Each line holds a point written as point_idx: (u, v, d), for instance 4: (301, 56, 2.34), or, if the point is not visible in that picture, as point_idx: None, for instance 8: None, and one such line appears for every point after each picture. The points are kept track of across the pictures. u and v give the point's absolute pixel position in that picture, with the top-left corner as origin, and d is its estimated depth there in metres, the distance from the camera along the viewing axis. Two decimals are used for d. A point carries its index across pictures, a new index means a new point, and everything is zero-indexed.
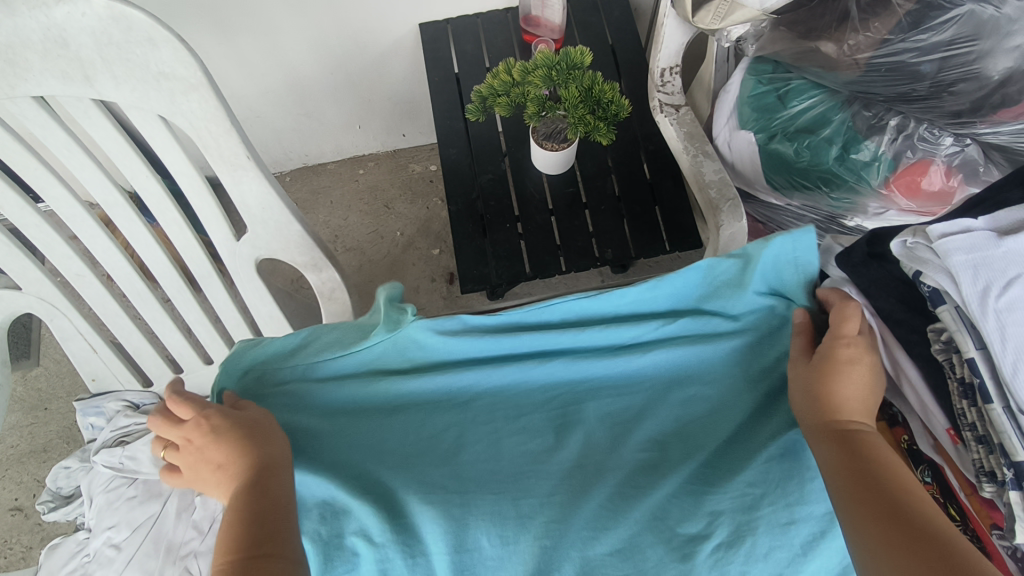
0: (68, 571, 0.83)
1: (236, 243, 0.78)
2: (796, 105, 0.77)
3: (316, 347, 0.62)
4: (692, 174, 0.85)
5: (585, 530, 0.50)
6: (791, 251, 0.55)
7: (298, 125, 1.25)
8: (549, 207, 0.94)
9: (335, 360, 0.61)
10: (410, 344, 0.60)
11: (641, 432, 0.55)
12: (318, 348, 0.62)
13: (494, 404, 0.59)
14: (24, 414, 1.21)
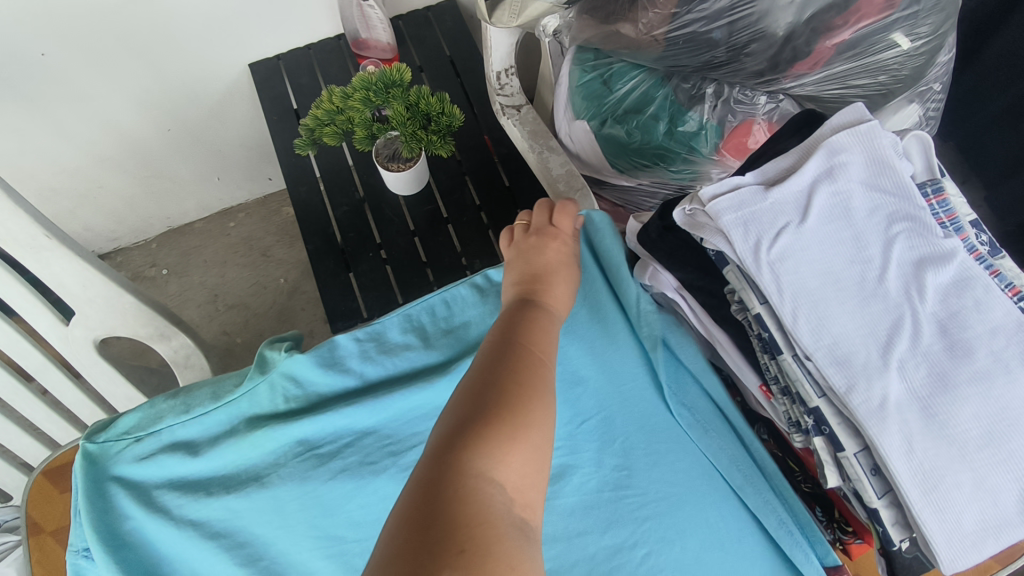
0: None
1: (65, 327, 0.72)
2: (621, 87, 0.78)
3: (189, 404, 0.57)
4: (541, 170, 0.85)
5: None
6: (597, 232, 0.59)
7: (151, 188, 1.18)
8: (410, 228, 0.91)
9: (204, 418, 0.55)
10: (285, 385, 0.56)
11: None
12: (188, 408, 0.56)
13: (374, 438, 0.54)
14: None
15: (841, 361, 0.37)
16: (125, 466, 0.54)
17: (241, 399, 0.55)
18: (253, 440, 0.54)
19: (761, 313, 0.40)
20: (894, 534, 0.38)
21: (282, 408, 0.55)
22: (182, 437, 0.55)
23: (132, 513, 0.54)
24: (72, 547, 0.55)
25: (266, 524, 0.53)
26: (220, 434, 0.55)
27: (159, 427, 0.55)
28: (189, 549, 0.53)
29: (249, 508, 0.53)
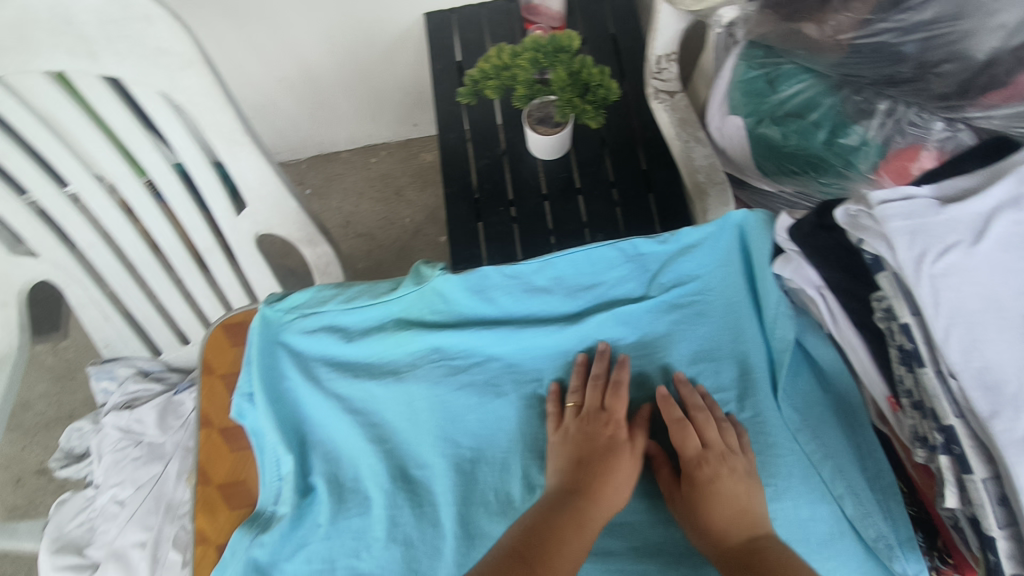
0: (74, 525, 0.86)
1: (236, 217, 0.82)
2: (786, 89, 0.76)
3: (346, 296, 0.63)
4: (683, 159, 0.85)
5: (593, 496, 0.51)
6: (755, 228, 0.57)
7: (313, 114, 1.29)
8: (543, 192, 0.95)
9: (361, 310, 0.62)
10: (433, 297, 0.61)
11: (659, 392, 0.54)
12: (345, 300, 0.63)
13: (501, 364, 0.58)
14: (52, 383, 1.29)
15: (989, 387, 0.37)
16: (292, 335, 0.63)
17: (395, 302, 0.61)
18: (399, 339, 0.59)
19: (908, 323, 0.41)
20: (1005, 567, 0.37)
21: (427, 319, 0.61)
22: (340, 322, 0.62)
23: (290, 375, 0.61)
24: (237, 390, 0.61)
25: (394, 415, 0.58)
26: (371, 328, 0.62)
27: (323, 308, 0.63)
28: (325, 419, 0.60)
29: (385, 394, 0.58)
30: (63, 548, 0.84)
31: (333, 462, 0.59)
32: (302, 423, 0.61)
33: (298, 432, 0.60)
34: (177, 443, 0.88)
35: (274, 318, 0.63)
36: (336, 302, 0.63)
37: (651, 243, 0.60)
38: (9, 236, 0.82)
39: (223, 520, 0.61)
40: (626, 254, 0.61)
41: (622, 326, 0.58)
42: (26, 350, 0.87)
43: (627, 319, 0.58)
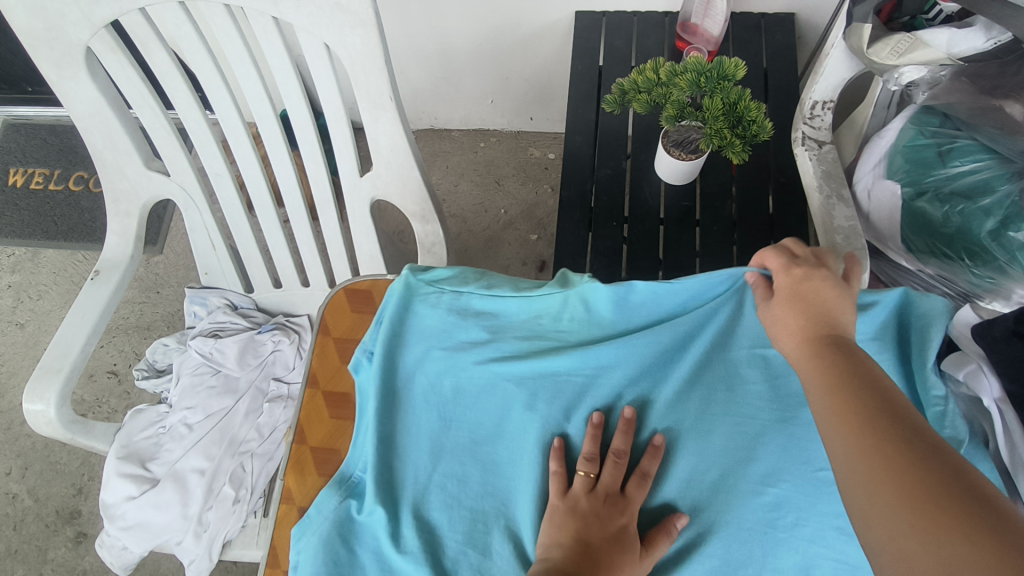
0: (142, 437, 0.86)
1: (358, 178, 0.83)
2: (957, 166, 0.70)
3: (489, 283, 0.62)
4: (821, 215, 0.80)
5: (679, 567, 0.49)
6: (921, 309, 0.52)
7: (437, 88, 1.30)
8: (660, 217, 0.92)
9: (501, 302, 0.60)
10: (579, 308, 0.58)
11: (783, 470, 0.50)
12: (486, 288, 0.61)
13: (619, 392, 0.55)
14: (139, 292, 1.34)
15: None
16: (425, 308, 0.61)
17: (535, 301, 0.59)
18: (528, 342, 0.58)
19: None
20: None
21: (562, 326, 0.59)
22: (473, 306, 0.60)
23: (408, 347, 0.61)
24: (360, 346, 0.64)
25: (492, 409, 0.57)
26: (504, 320, 0.60)
27: (463, 289, 0.61)
28: (429, 398, 0.59)
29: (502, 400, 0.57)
30: (128, 457, 0.84)
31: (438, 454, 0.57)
32: (403, 395, 0.60)
33: (396, 402, 0.60)
34: (251, 382, 0.91)
35: (415, 287, 0.62)
36: (478, 286, 0.61)
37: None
38: (147, 149, 0.85)
39: (309, 484, 0.65)
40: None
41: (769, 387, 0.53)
42: (136, 261, 0.89)
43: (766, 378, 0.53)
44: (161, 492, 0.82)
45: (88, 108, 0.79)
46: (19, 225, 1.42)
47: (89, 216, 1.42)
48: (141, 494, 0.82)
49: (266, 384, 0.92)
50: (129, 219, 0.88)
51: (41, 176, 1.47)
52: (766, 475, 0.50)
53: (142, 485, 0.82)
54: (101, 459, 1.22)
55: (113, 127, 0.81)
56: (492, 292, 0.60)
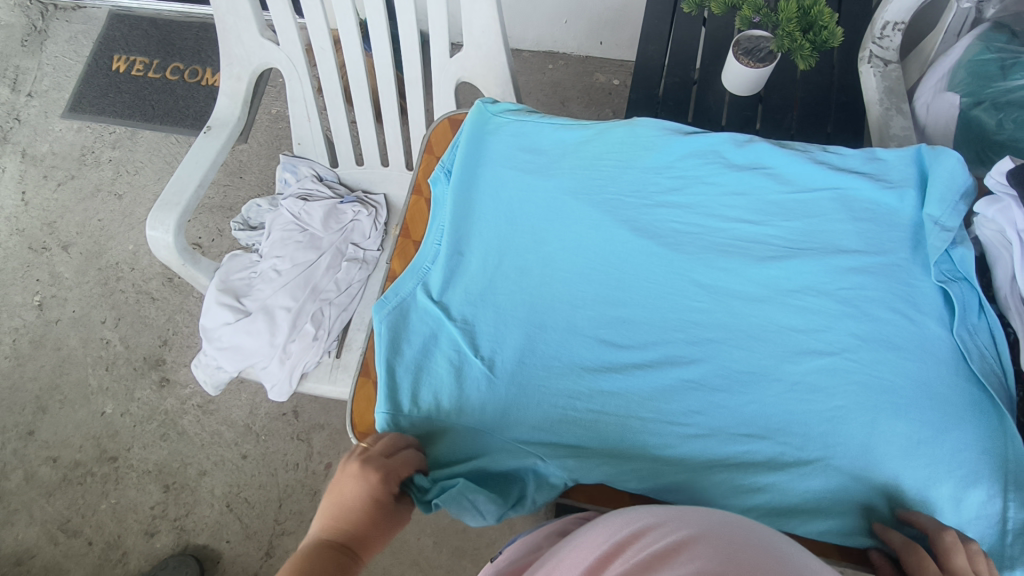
0: (237, 276, 0.98)
1: (448, 59, 0.91)
2: (1017, 79, 0.74)
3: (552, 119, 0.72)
4: (878, 125, 0.85)
5: (715, 371, 0.56)
6: (932, 152, 0.61)
7: (515, 5, 1.35)
8: (721, 123, 0.97)
9: (562, 131, 0.71)
10: (637, 136, 0.69)
11: (808, 284, 0.58)
12: (550, 122, 0.72)
13: (668, 209, 0.65)
14: (224, 176, 1.45)
15: None
16: (494, 131, 0.72)
17: (590, 130, 0.70)
18: (589, 162, 0.69)
19: None
20: None
21: (622, 151, 0.69)
22: (543, 131, 0.71)
23: (484, 159, 0.71)
24: (441, 164, 0.72)
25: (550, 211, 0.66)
26: (563, 145, 0.70)
27: (530, 121, 0.72)
28: (498, 201, 0.68)
29: (557, 214, 0.66)
30: (226, 290, 0.96)
31: (493, 252, 0.66)
32: (476, 200, 0.69)
33: (471, 206, 0.69)
34: (332, 243, 1.01)
35: (486, 114, 0.73)
36: (542, 120, 0.72)
37: (845, 149, 0.65)
38: (261, 19, 0.95)
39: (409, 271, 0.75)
40: (810, 155, 0.65)
41: (804, 219, 0.62)
42: (242, 122, 0.98)
43: (791, 207, 0.63)
44: (253, 322, 0.94)
45: None
46: (121, 106, 1.55)
47: (182, 104, 1.54)
48: (236, 321, 0.94)
49: (345, 247, 1.03)
50: (239, 82, 0.98)
51: (141, 64, 1.60)
52: (802, 293, 0.58)
53: (237, 314, 0.94)
54: (184, 318, 1.37)
55: None
56: (556, 124, 0.71)
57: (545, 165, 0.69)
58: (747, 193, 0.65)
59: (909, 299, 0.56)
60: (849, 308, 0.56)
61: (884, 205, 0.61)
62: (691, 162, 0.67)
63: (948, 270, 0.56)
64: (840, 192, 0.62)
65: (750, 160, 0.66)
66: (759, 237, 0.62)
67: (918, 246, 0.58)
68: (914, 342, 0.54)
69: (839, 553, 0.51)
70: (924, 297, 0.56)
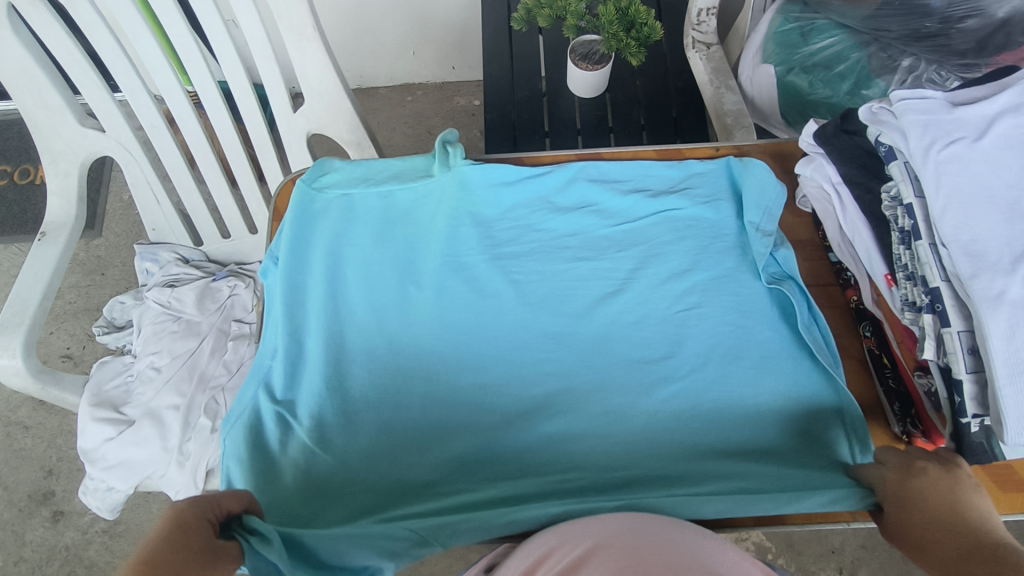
0: (112, 386, 0.90)
1: (292, 114, 0.89)
2: (816, 43, 0.82)
3: (378, 178, 0.69)
4: (712, 104, 0.90)
5: (571, 417, 0.57)
6: (740, 163, 0.65)
7: (359, 46, 1.34)
8: (577, 127, 0.99)
9: (388, 194, 0.69)
10: (460, 186, 0.68)
11: (651, 312, 0.61)
12: (376, 185, 0.69)
13: (504, 260, 0.65)
14: (83, 276, 1.33)
15: (974, 254, 0.42)
16: (319, 206, 0.68)
17: (417, 189, 0.68)
18: (424, 224, 0.68)
19: (912, 204, 0.46)
20: (969, 406, 0.43)
21: (449, 214, 0.68)
22: (370, 197, 0.68)
23: (311, 240, 0.66)
24: (268, 253, 0.67)
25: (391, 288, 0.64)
26: (395, 209, 0.68)
27: (353, 189, 0.69)
28: (337, 285, 0.65)
29: (398, 286, 0.64)
30: (101, 403, 0.87)
31: (336, 337, 0.62)
32: (312, 286, 0.65)
33: (306, 291, 0.65)
34: (212, 324, 0.95)
35: (308, 189, 0.68)
36: (366, 186, 0.69)
37: (661, 166, 0.68)
38: (78, 108, 0.88)
39: None
40: (629, 184, 0.68)
41: (631, 250, 0.65)
42: (81, 221, 0.91)
43: (622, 237, 0.66)
44: (139, 430, 0.86)
45: (16, 67, 0.81)
46: None
47: (19, 210, 1.40)
48: (119, 434, 0.86)
49: (228, 325, 0.96)
50: (69, 178, 0.90)
51: None
52: (645, 319, 0.61)
53: (119, 426, 0.86)
54: (68, 439, 1.23)
55: (43, 85, 0.83)
56: (384, 186, 0.69)
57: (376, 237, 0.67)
58: (579, 232, 0.67)
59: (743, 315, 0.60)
60: (690, 328, 0.60)
61: (703, 219, 0.65)
62: (521, 211, 0.68)
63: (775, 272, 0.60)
64: (666, 218, 0.66)
65: (575, 198, 0.68)
66: (598, 272, 0.64)
67: (745, 253, 0.63)
68: (752, 349, 0.58)
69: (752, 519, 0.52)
70: (754, 303, 0.60)
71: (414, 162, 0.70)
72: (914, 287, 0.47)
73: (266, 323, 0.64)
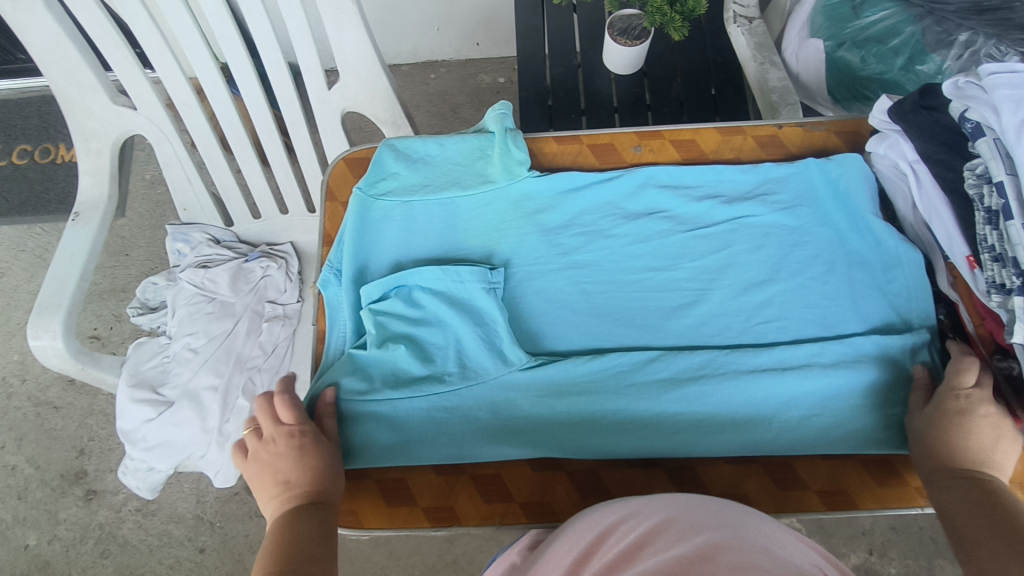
0: (149, 366, 0.89)
1: (327, 91, 0.87)
2: (869, 16, 0.78)
3: (437, 185, 0.68)
4: (757, 81, 0.88)
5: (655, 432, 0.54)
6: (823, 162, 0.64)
7: (384, 22, 1.31)
8: (614, 105, 0.97)
9: (449, 201, 0.67)
10: (525, 192, 0.67)
11: (727, 319, 0.59)
12: (435, 192, 0.67)
13: (575, 270, 0.63)
14: (108, 257, 1.32)
15: None
16: (379, 215, 0.66)
17: (478, 195, 0.67)
18: (488, 231, 0.66)
19: (1002, 182, 0.44)
20: None
21: (515, 222, 0.66)
22: (430, 204, 0.67)
23: (373, 248, 0.65)
24: (328, 264, 0.65)
25: (451, 286, 0.61)
26: (457, 216, 0.67)
27: (413, 197, 0.67)
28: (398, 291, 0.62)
29: (463, 291, 0.61)
30: (139, 384, 0.87)
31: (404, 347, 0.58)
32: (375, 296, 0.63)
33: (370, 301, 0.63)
34: (247, 306, 0.94)
35: (368, 199, 0.66)
36: (425, 194, 0.67)
37: (734, 171, 0.66)
38: (110, 85, 0.86)
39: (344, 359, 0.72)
40: (697, 189, 0.67)
41: (704, 259, 0.63)
42: (114, 201, 0.89)
43: (693, 242, 0.64)
44: (179, 411, 0.86)
45: (48, 43, 0.79)
46: None
47: (41, 190, 1.39)
48: (159, 415, 0.86)
49: (262, 307, 0.96)
50: (100, 158, 0.89)
51: None
52: (716, 318, 0.59)
53: (158, 407, 0.86)
54: (99, 420, 1.24)
55: (75, 61, 0.81)
56: (443, 192, 0.67)
57: (440, 243, 0.65)
58: (649, 238, 0.64)
59: (828, 325, 0.57)
60: (769, 338, 0.58)
61: (780, 223, 0.63)
62: (589, 218, 0.66)
63: (863, 276, 0.59)
64: (741, 222, 0.64)
65: (644, 207, 0.66)
66: (671, 283, 0.62)
67: (826, 252, 0.61)
68: (847, 357, 0.55)
69: (823, 504, 0.52)
70: (837, 314, 0.58)
71: (475, 165, 0.69)
72: (1002, 268, 0.45)
73: (329, 334, 0.63)
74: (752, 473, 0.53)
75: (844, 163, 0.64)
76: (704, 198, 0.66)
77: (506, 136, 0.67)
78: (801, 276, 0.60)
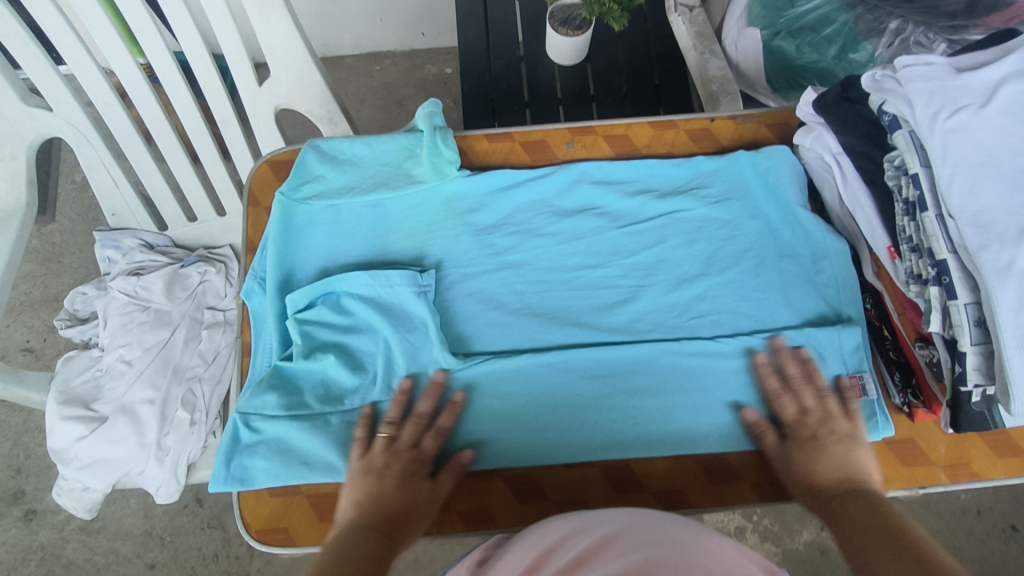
0: (80, 381, 0.85)
1: (258, 88, 0.83)
2: (803, 4, 0.79)
3: (366, 186, 0.66)
4: (697, 70, 0.88)
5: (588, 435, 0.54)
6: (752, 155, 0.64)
7: (323, 14, 1.27)
8: (557, 97, 0.96)
9: (378, 201, 0.65)
10: (456, 191, 0.66)
11: (661, 315, 0.59)
12: (363, 193, 0.65)
13: (508, 271, 0.62)
14: (38, 265, 1.25)
15: (981, 225, 0.41)
16: (303, 220, 0.64)
17: (408, 195, 0.65)
18: (419, 232, 0.64)
19: (918, 174, 0.45)
20: (971, 376, 0.43)
21: (447, 223, 0.64)
22: (357, 206, 0.65)
23: (299, 254, 0.63)
24: (252, 273, 0.63)
25: (381, 291, 0.59)
26: (386, 218, 0.65)
27: (340, 199, 0.65)
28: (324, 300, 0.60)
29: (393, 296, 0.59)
30: (69, 401, 0.83)
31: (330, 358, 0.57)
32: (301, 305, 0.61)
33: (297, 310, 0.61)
34: (184, 313, 0.90)
35: (291, 203, 0.64)
36: (352, 196, 0.65)
37: (667, 165, 0.66)
38: (21, 85, 0.81)
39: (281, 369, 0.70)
40: (630, 183, 0.66)
41: (637, 256, 0.62)
42: (33, 208, 0.84)
43: (628, 238, 0.63)
44: (112, 427, 0.82)
45: None
46: None
47: None
48: (91, 432, 0.82)
49: (200, 314, 0.92)
50: (15, 163, 0.83)
51: None
52: (654, 314, 0.59)
53: (91, 424, 0.82)
54: (36, 436, 1.18)
55: None
56: (371, 193, 0.65)
57: (369, 246, 0.63)
58: (583, 236, 0.64)
59: (759, 318, 0.58)
60: (703, 333, 0.58)
61: (713, 217, 0.63)
62: (522, 216, 0.65)
63: (792, 268, 0.59)
64: (675, 216, 0.64)
65: (578, 203, 0.66)
66: (605, 281, 0.61)
67: (760, 244, 0.61)
68: (776, 349, 0.56)
69: (756, 495, 0.53)
70: (768, 305, 0.58)
71: (403, 165, 0.67)
72: (919, 259, 0.46)
73: (255, 347, 0.61)
74: (688, 469, 0.54)
75: (773, 155, 0.64)
76: (637, 193, 0.65)
77: (435, 135, 0.66)
78: (734, 270, 0.60)
